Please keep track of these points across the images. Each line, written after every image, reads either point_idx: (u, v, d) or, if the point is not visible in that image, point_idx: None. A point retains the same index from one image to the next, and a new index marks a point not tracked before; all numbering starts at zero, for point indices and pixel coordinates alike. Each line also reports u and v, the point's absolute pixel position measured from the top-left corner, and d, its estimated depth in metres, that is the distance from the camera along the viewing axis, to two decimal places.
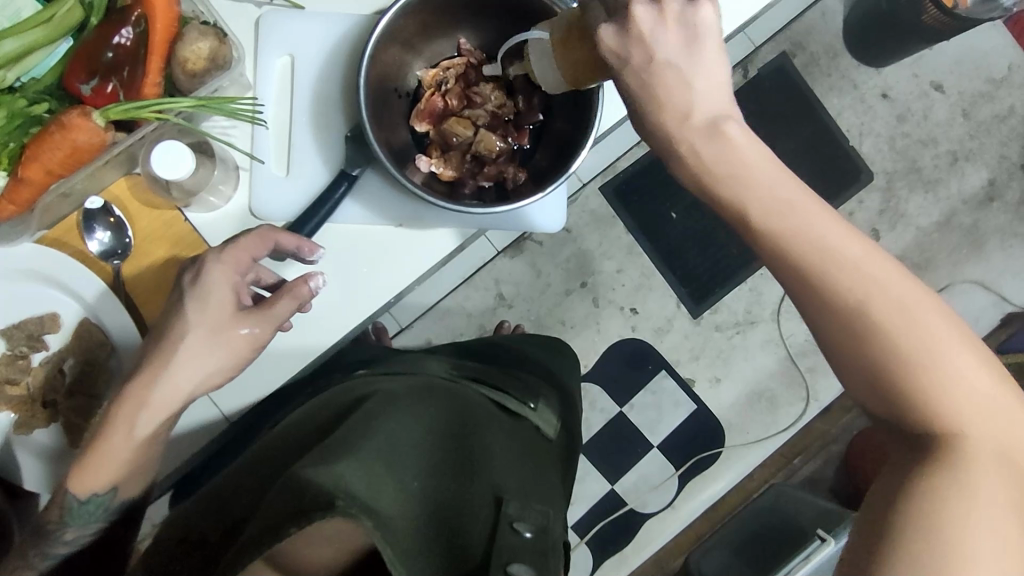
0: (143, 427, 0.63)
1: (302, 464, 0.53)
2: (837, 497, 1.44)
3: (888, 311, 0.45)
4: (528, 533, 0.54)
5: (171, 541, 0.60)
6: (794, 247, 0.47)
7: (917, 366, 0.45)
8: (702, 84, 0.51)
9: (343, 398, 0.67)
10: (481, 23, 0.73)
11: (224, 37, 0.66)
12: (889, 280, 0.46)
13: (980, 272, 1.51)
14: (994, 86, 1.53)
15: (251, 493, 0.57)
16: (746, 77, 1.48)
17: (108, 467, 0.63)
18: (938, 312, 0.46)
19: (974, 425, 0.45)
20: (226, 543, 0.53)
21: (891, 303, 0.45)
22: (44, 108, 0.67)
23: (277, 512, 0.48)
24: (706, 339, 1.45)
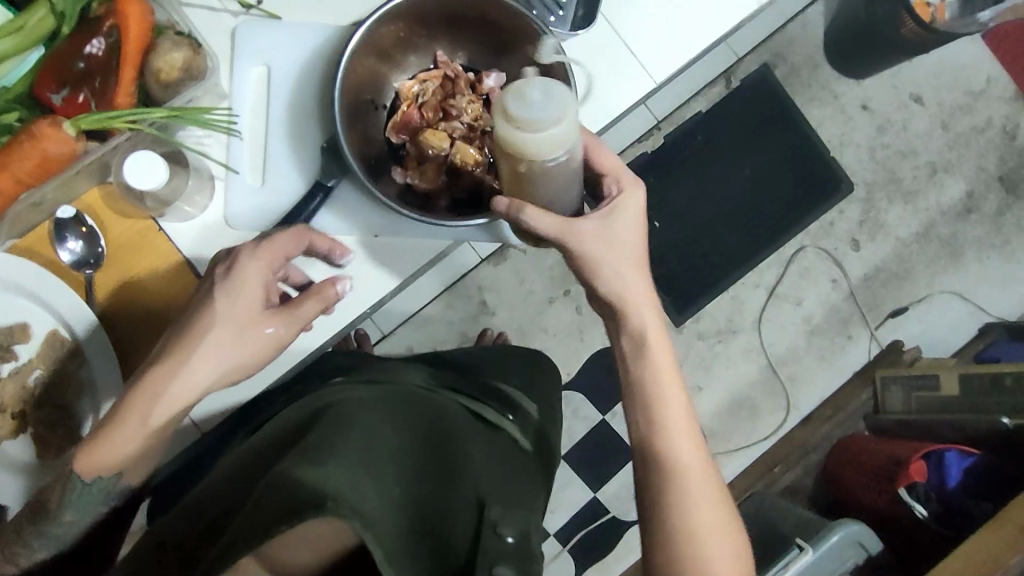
0: (159, 416, 0.63)
1: (285, 466, 0.52)
2: (815, 504, 1.46)
3: (687, 470, 0.62)
4: (512, 537, 0.54)
5: (146, 546, 0.58)
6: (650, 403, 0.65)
7: (680, 479, 0.62)
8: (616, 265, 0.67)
9: (316, 400, 0.65)
10: (458, 37, 0.73)
11: (198, 47, 0.66)
12: (688, 416, 0.65)
13: (958, 283, 1.53)
14: (972, 99, 1.55)
15: (228, 496, 0.56)
16: (728, 87, 1.49)
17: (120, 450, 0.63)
18: (718, 489, 0.63)
19: None
20: (206, 543, 0.51)
21: (690, 467, 0.63)
22: (14, 117, 0.67)
23: (265, 512, 0.47)
24: (689, 346, 1.47)
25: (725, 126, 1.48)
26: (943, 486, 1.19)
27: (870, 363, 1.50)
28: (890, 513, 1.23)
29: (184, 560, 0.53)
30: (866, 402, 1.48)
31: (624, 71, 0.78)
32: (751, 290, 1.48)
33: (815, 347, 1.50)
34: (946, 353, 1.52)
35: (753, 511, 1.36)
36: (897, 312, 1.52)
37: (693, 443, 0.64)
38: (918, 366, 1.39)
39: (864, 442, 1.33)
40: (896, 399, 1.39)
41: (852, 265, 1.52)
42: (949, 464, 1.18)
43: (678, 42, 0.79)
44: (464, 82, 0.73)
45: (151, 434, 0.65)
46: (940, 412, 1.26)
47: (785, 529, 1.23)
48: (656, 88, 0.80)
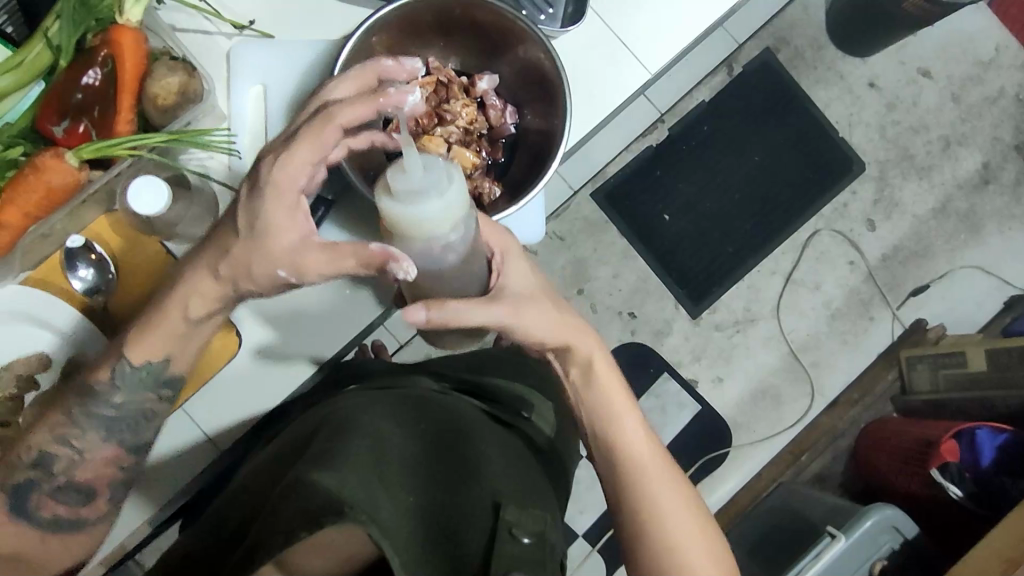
0: (196, 310, 0.64)
1: (302, 470, 0.52)
2: (847, 491, 1.44)
3: (645, 465, 0.66)
4: (526, 540, 0.53)
5: (171, 558, 0.59)
6: (602, 411, 0.67)
7: (639, 475, 0.65)
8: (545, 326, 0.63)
9: (329, 406, 0.65)
10: (449, 42, 0.73)
11: (192, 71, 0.67)
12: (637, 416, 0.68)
13: (981, 257, 1.50)
14: (982, 69, 1.53)
15: (251, 500, 0.56)
16: (731, 75, 1.47)
17: (163, 328, 0.65)
18: (673, 475, 0.66)
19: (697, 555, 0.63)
20: (231, 549, 0.52)
21: (646, 462, 0.66)
22: (18, 152, 0.68)
23: (284, 518, 0.48)
24: (707, 338, 1.45)
25: (729, 113, 1.47)
26: (978, 464, 1.15)
27: (894, 344, 1.47)
28: (926, 494, 1.21)
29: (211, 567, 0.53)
30: (892, 384, 1.46)
31: (618, 65, 0.78)
32: (767, 277, 1.47)
33: (837, 331, 1.47)
34: (973, 329, 1.49)
35: (782, 501, 1.34)
36: (919, 290, 1.49)
37: (659, 465, 0.66)
38: (944, 343, 1.37)
39: (893, 424, 1.32)
40: (924, 378, 1.36)
41: (870, 246, 1.49)
42: (981, 442, 1.15)
43: (671, 32, 0.78)
44: (457, 87, 0.74)
45: (175, 360, 0.67)
46: (972, 388, 1.24)
47: (817, 516, 1.21)
48: (652, 78, 0.79)
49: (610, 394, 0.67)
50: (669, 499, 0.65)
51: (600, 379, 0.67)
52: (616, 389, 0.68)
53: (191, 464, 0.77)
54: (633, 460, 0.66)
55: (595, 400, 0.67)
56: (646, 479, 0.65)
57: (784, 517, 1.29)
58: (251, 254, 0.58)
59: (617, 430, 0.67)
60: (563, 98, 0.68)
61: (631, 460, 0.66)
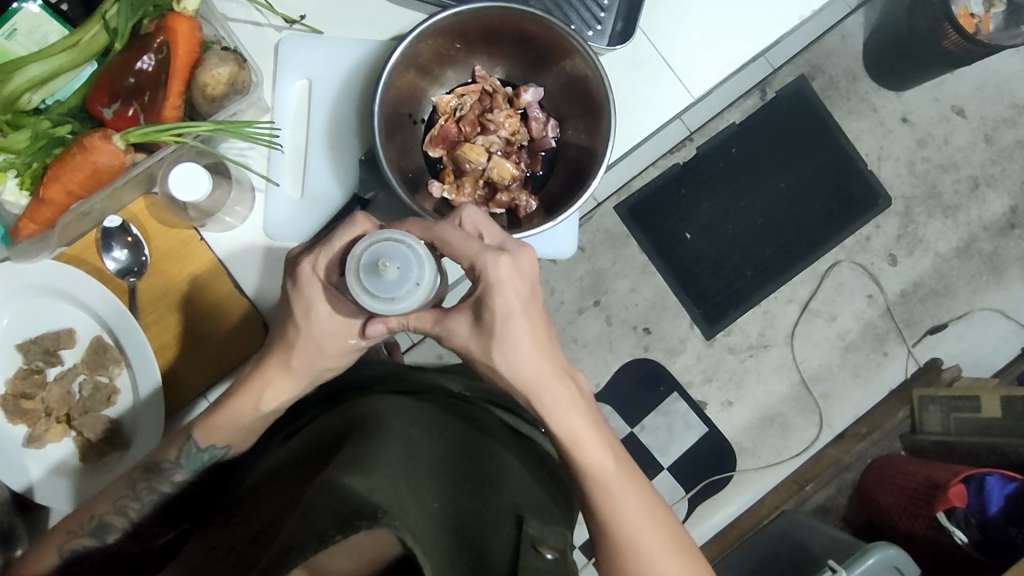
0: (269, 403, 0.68)
1: (331, 472, 0.53)
2: (848, 525, 1.43)
3: (539, 383, 0.60)
4: (549, 556, 0.54)
5: (198, 550, 0.59)
6: (502, 349, 0.59)
7: (535, 396, 0.60)
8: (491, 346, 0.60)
9: (354, 406, 0.65)
10: (497, 51, 0.73)
11: (243, 62, 0.67)
12: (529, 336, 0.59)
13: (1000, 300, 1.50)
14: (1017, 112, 1.52)
15: (276, 500, 0.56)
16: (763, 100, 1.47)
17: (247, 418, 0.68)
18: (565, 382, 0.61)
19: (600, 459, 0.61)
20: (257, 546, 0.52)
21: (542, 381, 0.60)
22: (67, 130, 0.69)
23: (318, 519, 0.48)
24: (719, 360, 1.45)
25: (758, 138, 1.46)
26: (984, 512, 1.12)
27: (907, 381, 1.47)
28: (930, 538, 1.19)
29: (237, 563, 0.53)
30: (903, 421, 1.45)
31: (660, 86, 0.77)
32: (784, 305, 1.46)
33: (850, 363, 1.47)
34: (988, 372, 1.48)
35: (783, 528, 1.33)
36: (936, 329, 1.48)
37: (629, 483, 0.61)
38: (958, 385, 1.37)
39: (901, 463, 1.32)
40: (935, 420, 1.36)
41: (889, 281, 1.49)
42: (990, 489, 1.11)
43: (716, 60, 0.78)
44: (502, 97, 0.74)
45: (236, 446, 0.70)
46: (983, 434, 1.24)
47: (818, 549, 1.20)
48: (693, 102, 0.79)
49: (573, 415, 0.61)
50: (637, 530, 0.60)
51: (514, 348, 0.59)
52: (516, 317, 0.59)
53: None
54: (529, 382, 0.60)
55: (551, 422, 0.61)
56: (543, 396, 0.60)
57: (782, 546, 1.28)
58: (317, 339, 0.65)
59: (510, 358, 0.59)
60: (608, 119, 0.68)
61: (527, 382, 0.60)
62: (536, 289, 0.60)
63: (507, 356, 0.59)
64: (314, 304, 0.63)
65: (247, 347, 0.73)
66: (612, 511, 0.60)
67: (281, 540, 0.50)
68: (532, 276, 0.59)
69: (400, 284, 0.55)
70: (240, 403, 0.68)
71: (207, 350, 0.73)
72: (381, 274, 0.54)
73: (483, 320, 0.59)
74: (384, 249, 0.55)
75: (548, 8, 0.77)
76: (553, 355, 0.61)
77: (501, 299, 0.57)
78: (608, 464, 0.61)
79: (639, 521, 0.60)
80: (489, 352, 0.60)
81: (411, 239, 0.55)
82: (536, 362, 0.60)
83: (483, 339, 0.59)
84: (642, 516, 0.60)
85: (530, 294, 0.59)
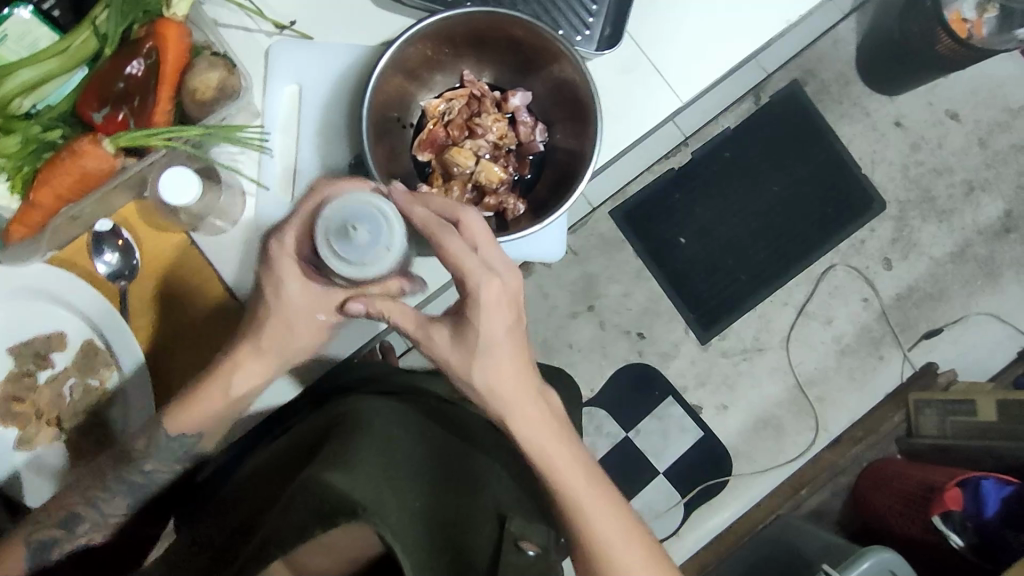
0: (239, 387, 0.67)
1: (312, 470, 0.54)
2: (844, 529, 1.43)
3: (510, 395, 0.60)
4: (531, 551, 0.53)
5: (181, 545, 0.60)
6: (477, 361, 0.60)
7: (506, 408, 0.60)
8: (470, 360, 0.60)
9: (335, 406, 0.66)
10: (486, 56, 0.74)
11: (232, 67, 0.68)
12: (506, 348, 0.60)
13: (996, 304, 1.50)
14: (1011, 116, 1.53)
15: (259, 495, 0.57)
16: (757, 105, 1.47)
17: (215, 404, 0.67)
18: (535, 395, 0.61)
19: (571, 477, 0.60)
20: (238, 540, 0.53)
21: (512, 393, 0.60)
22: (57, 135, 0.70)
23: (300, 514, 0.49)
24: (713, 365, 1.45)
25: (752, 142, 1.47)
26: (981, 515, 1.11)
27: (902, 385, 1.47)
28: (926, 541, 1.19)
29: (219, 556, 0.54)
30: (899, 425, 1.45)
31: (650, 90, 0.78)
32: (779, 308, 1.46)
33: (845, 367, 1.47)
34: (983, 376, 1.48)
35: (778, 533, 1.33)
36: (931, 334, 1.49)
37: (594, 484, 0.60)
38: (953, 389, 1.37)
39: (898, 467, 1.31)
40: (931, 424, 1.36)
41: (884, 284, 1.49)
42: (986, 493, 1.12)
43: (704, 64, 0.79)
44: (490, 101, 0.74)
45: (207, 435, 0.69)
46: (978, 438, 1.24)
47: (812, 553, 1.19)
48: (682, 107, 0.80)
49: (538, 421, 0.60)
50: (608, 533, 0.59)
51: (488, 359, 0.59)
52: (493, 330, 0.59)
53: None
54: (500, 394, 0.60)
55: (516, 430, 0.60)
56: (514, 411, 0.60)
57: (776, 551, 1.28)
58: (287, 317, 0.65)
59: (483, 369, 0.60)
60: (595, 123, 0.68)
61: (498, 395, 0.60)
62: (519, 309, 0.61)
63: (482, 368, 0.60)
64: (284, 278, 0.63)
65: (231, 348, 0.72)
66: (586, 525, 0.59)
67: (262, 534, 0.51)
68: (516, 293, 0.60)
69: (372, 247, 0.56)
70: (210, 389, 0.67)
71: (200, 350, 0.73)
72: (349, 240, 0.56)
73: (466, 336, 0.60)
74: (352, 211, 0.56)
75: (536, 13, 0.77)
76: (526, 366, 0.61)
77: (484, 317, 0.59)
78: (579, 475, 0.60)
79: (614, 533, 0.59)
80: (466, 365, 0.60)
81: (384, 202, 0.57)
82: (512, 374, 0.60)
83: (462, 352, 0.60)
84: (614, 529, 0.59)
85: (512, 312, 0.60)
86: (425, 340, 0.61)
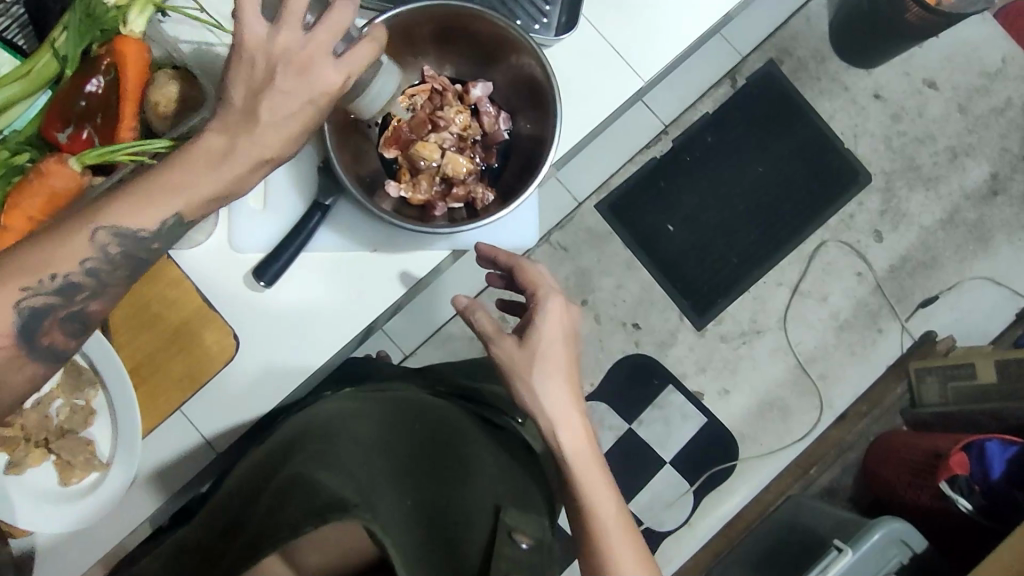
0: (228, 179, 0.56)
1: (302, 469, 0.55)
2: (855, 505, 1.43)
3: (550, 388, 0.65)
4: (524, 545, 0.56)
5: (164, 555, 0.61)
6: (525, 353, 0.65)
7: (538, 398, 0.64)
8: (522, 354, 0.65)
9: (318, 406, 0.66)
10: (445, 51, 0.75)
11: (191, 78, 0.70)
12: (558, 350, 0.66)
13: (990, 268, 1.50)
14: (989, 80, 1.53)
15: (246, 496, 0.58)
16: (734, 88, 1.47)
17: (198, 188, 0.55)
18: (570, 395, 0.65)
19: (586, 474, 0.62)
20: (229, 540, 0.54)
21: (550, 389, 0.65)
22: (25, 158, 0.71)
23: (292, 513, 0.50)
24: (712, 349, 1.45)
25: (732, 125, 1.47)
26: (987, 478, 1.11)
27: (903, 356, 1.46)
28: (936, 509, 1.18)
29: (208, 558, 0.55)
30: (902, 397, 1.45)
31: (610, 74, 0.79)
32: (774, 289, 1.46)
33: (844, 343, 1.47)
34: (984, 341, 1.47)
35: (790, 513, 1.32)
36: (927, 302, 1.48)
37: (600, 474, 0.63)
38: (953, 355, 1.36)
39: (903, 437, 1.30)
40: (933, 391, 1.35)
41: (876, 257, 1.49)
42: (991, 455, 1.10)
43: (662, 44, 0.79)
44: (451, 94, 0.75)
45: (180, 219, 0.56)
46: (982, 401, 1.23)
47: (825, 530, 1.18)
48: (645, 86, 0.80)
49: (566, 415, 0.64)
50: (616, 527, 0.61)
51: (533, 356, 0.65)
52: (550, 335, 0.66)
53: (183, 467, 0.75)
54: (534, 385, 0.65)
55: (542, 414, 0.64)
56: (545, 399, 0.64)
57: (790, 531, 1.27)
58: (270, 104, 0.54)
59: (527, 364, 0.65)
60: (555, 108, 0.69)
61: (537, 387, 0.64)
62: (575, 323, 0.68)
63: (527, 361, 0.65)
64: (289, 52, 0.54)
65: (215, 354, 0.74)
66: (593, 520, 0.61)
67: (252, 533, 0.52)
68: (569, 312, 0.67)
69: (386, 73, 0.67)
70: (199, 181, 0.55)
71: (180, 364, 0.74)
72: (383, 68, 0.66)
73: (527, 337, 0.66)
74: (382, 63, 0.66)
75: (493, 4, 0.77)
76: (570, 371, 0.66)
77: (550, 326, 0.66)
78: (595, 475, 0.63)
79: (619, 528, 0.61)
80: (517, 361, 0.65)
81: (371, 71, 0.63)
82: (557, 374, 0.65)
83: (511, 347, 0.66)
84: (620, 527, 0.61)
85: (566, 329, 0.67)
86: (495, 345, 0.66)
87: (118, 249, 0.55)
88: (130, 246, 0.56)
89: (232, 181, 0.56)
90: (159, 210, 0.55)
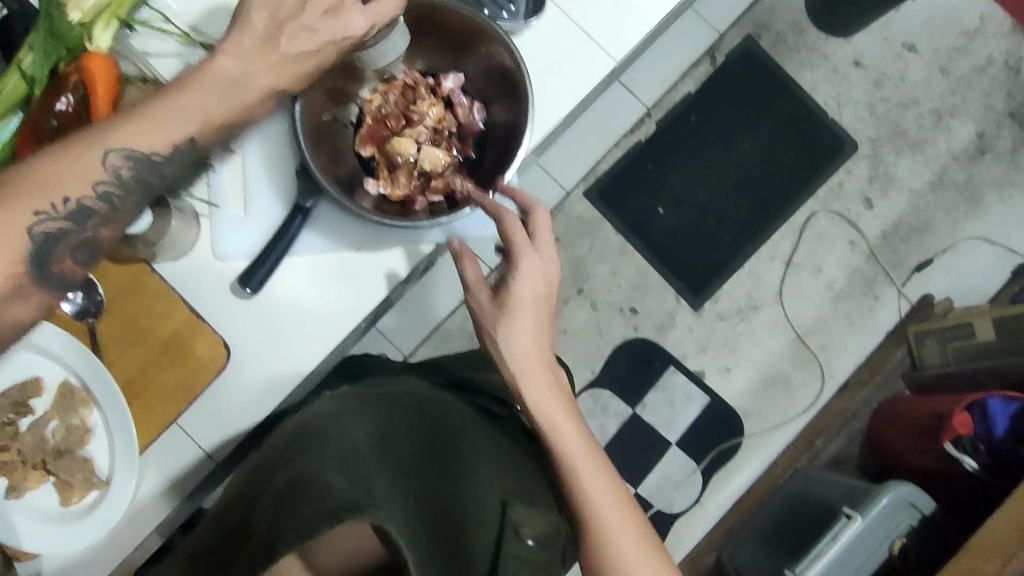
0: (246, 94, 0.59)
1: (310, 469, 0.55)
2: (864, 473, 1.42)
3: (529, 361, 0.67)
4: (530, 541, 0.56)
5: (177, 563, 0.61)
6: (504, 324, 0.67)
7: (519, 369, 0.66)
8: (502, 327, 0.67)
9: (320, 405, 0.66)
10: (415, 46, 0.75)
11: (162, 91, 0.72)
12: (536, 317, 0.67)
13: (982, 228, 1.49)
14: (968, 39, 1.52)
15: (252, 497, 0.58)
16: (714, 65, 1.47)
17: (212, 108, 0.58)
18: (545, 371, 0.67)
19: (574, 447, 0.64)
20: (238, 542, 0.55)
21: (530, 362, 0.67)
22: None
23: (304, 514, 0.50)
24: (711, 329, 1.44)
25: (714, 102, 1.46)
26: (991, 435, 1.11)
27: (901, 321, 1.46)
28: (941, 471, 1.18)
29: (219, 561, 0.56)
30: (903, 361, 1.44)
31: (582, 57, 0.78)
32: (768, 263, 1.46)
33: (842, 312, 1.46)
34: (981, 300, 1.47)
35: (799, 485, 1.32)
36: (922, 266, 1.48)
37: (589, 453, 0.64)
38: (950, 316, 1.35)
39: (907, 403, 1.30)
40: (933, 353, 1.34)
41: (869, 225, 1.48)
42: (994, 412, 1.10)
43: (632, 23, 0.79)
44: (424, 88, 0.75)
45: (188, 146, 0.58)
46: (980, 359, 1.22)
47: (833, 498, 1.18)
48: (617, 66, 0.80)
49: (544, 390, 0.66)
50: (606, 499, 0.63)
51: (510, 328, 0.66)
52: (527, 307, 0.67)
53: (184, 480, 0.75)
54: (516, 360, 0.66)
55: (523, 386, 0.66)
56: (523, 371, 0.66)
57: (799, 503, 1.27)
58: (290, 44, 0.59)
59: (506, 339, 0.66)
60: (526, 93, 0.69)
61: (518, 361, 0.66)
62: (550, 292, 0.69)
63: (506, 334, 0.66)
64: None
65: (207, 364, 0.74)
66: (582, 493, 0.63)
67: (262, 533, 0.53)
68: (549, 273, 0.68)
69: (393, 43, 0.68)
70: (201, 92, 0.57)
71: (170, 376, 0.74)
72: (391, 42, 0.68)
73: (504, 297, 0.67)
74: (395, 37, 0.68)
75: None
76: (545, 345, 0.68)
77: (527, 290, 0.67)
78: (582, 452, 0.64)
79: (607, 496, 0.63)
80: (498, 328, 0.67)
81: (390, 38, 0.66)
82: (535, 349, 0.67)
83: (491, 314, 0.68)
84: (607, 498, 0.63)
85: (541, 297, 0.68)
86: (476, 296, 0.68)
87: (129, 172, 0.56)
88: (143, 171, 0.57)
89: (244, 105, 0.59)
90: (168, 134, 0.56)
